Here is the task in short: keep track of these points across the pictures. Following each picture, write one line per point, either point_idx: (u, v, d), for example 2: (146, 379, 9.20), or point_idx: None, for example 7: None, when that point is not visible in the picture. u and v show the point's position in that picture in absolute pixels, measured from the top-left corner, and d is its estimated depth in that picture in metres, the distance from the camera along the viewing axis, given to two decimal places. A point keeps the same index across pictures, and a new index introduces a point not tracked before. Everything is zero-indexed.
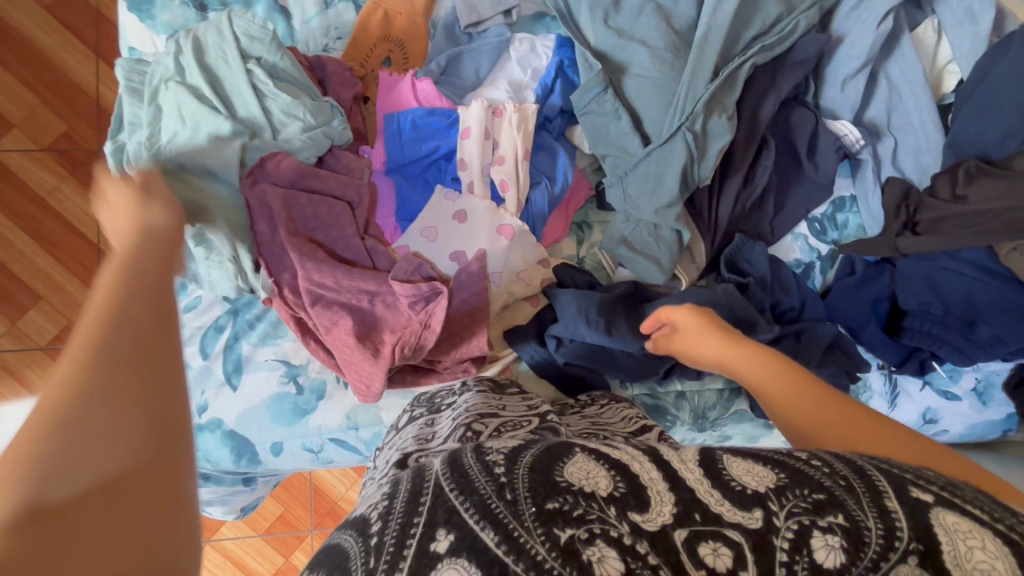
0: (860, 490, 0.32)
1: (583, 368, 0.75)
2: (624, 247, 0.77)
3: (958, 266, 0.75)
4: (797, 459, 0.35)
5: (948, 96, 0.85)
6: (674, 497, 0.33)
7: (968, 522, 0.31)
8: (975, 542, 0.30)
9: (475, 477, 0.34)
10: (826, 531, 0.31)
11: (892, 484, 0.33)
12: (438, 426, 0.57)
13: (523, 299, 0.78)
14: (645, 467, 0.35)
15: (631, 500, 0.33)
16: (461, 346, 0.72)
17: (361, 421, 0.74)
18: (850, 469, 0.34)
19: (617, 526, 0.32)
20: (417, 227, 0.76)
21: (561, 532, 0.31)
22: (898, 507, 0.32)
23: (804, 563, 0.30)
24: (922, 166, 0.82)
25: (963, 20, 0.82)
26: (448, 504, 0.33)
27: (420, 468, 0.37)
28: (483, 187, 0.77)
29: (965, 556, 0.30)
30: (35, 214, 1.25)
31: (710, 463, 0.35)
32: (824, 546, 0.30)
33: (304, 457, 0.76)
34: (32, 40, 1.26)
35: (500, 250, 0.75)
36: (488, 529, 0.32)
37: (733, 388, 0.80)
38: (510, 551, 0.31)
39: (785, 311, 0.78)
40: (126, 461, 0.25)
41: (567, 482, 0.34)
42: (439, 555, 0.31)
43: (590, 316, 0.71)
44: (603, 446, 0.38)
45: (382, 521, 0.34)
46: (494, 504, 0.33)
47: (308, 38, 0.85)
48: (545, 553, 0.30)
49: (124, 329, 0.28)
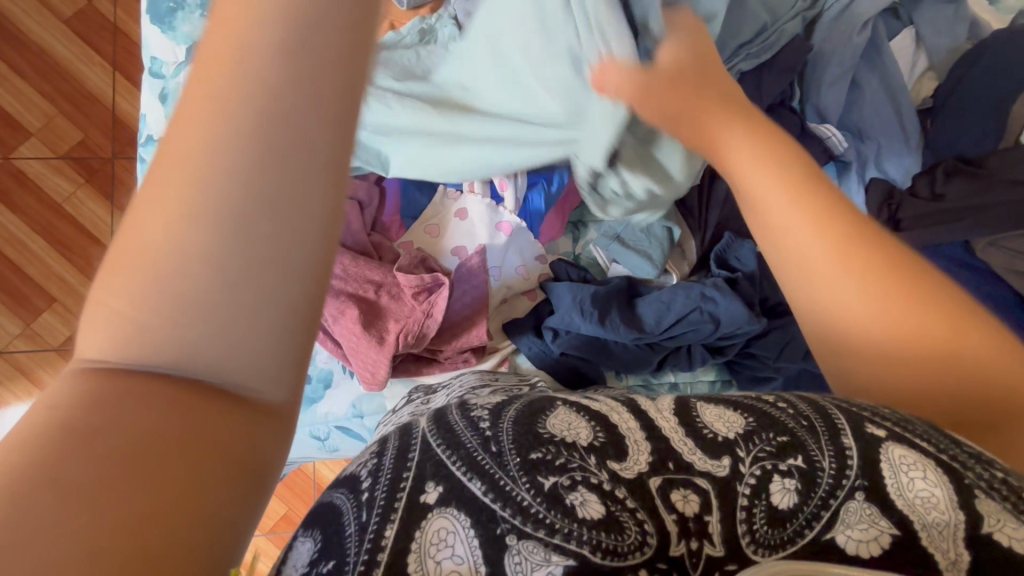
0: (822, 431, 0.37)
1: (578, 358, 0.79)
2: (616, 243, 0.81)
3: (938, 261, 0.81)
4: (766, 403, 0.40)
5: (926, 101, 0.89)
6: (650, 447, 0.37)
7: (914, 455, 0.36)
8: (918, 473, 0.36)
9: (462, 433, 0.38)
10: (784, 475, 0.35)
11: (850, 421, 0.38)
12: (432, 402, 0.62)
13: (521, 293, 0.82)
14: (623, 417, 0.39)
15: (611, 450, 0.37)
16: (462, 337, 0.76)
17: (366, 409, 0.78)
18: (814, 410, 0.38)
19: (597, 473, 0.35)
20: (422, 224, 0.81)
21: (544, 480, 0.35)
22: (853, 443, 0.37)
23: (763, 506, 0.35)
24: (904, 167, 0.85)
25: (938, 30, 0.86)
26: (436, 459, 0.37)
27: (406, 428, 0.41)
28: (484, 187, 0.80)
29: (907, 486, 0.35)
30: (51, 219, 1.30)
31: (685, 413, 0.39)
32: (780, 489, 0.35)
33: (312, 445, 0.81)
34: (49, 52, 1.31)
35: (499, 245, 0.80)
36: (476, 479, 0.36)
37: (725, 379, 0.84)
38: (497, 498, 0.35)
39: (772, 305, 0.83)
40: (208, 367, 0.28)
41: (550, 434, 0.37)
42: (429, 506, 0.35)
43: (585, 307, 0.75)
44: (583, 401, 0.41)
45: (372, 478, 0.37)
46: (480, 457, 0.37)
47: None
48: (530, 498, 0.35)
49: (238, 196, 0.26)
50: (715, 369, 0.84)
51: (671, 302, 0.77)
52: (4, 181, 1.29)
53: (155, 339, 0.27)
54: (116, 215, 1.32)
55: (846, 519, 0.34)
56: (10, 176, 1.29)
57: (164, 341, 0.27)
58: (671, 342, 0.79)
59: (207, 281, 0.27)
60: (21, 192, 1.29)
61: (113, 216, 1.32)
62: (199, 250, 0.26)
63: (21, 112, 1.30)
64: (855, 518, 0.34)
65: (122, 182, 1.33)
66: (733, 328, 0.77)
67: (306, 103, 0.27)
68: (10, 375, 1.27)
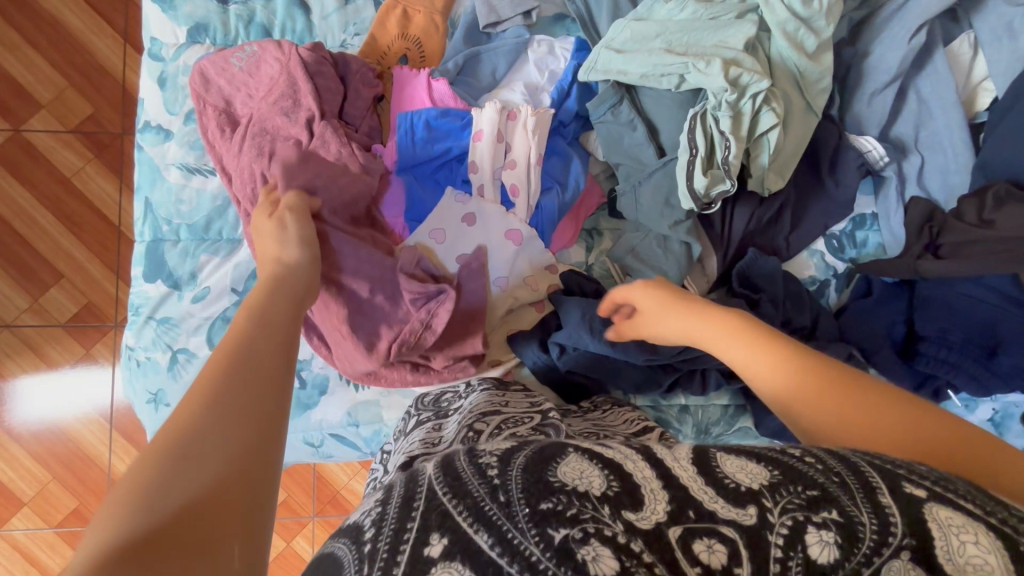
0: (855, 486, 0.35)
1: (584, 376, 0.75)
2: (631, 256, 0.76)
3: (979, 293, 0.73)
4: (792, 455, 0.38)
5: (980, 115, 0.82)
6: (667, 495, 0.35)
7: (962, 517, 0.33)
8: (969, 537, 0.32)
9: (469, 479, 0.37)
10: (820, 527, 0.33)
11: (884, 478, 0.35)
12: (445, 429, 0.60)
13: (528, 304, 0.78)
14: (639, 466, 0.38)
15: (625, 500, 0.35)
16: (457, 344, 0.73)
17: (362, 418, 0.75)
18: (844, 465, 0.36)
19: (611, 525, 0.34)
20: (426, 227, 0.75)
21: (555, 533, 0.33)
22: (892, 502, 0.34)
23: (799, 558, 0.32)
24: (948, 186, 0.80)
25: (1001, 36, 0.78)
26: (441, 508, 0.35)
27: (413, 473, 0.40)
28: (494, 192, 0.75)
29: (957, 549, 0.32)
30: (59, 194, 1.28)
31: (703, 461, 0.38)
32: (819, 541, 0.33)
33: (304, 451, 0.77)
34: (60, 22, 1.28)
35: (507, 254, 0.75)
36: (482, 531, 0.34)
37: (738, 405, 0.80)
38: (504, 552, 0.33)
39: (796, 330, 0.76)
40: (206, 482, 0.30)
41: (561, 483, 0.36)
42: (433, 560, 0.33)
43: (594, 324, 0.71)
44: (597, 446, 0.40)
45: (374, 529, 0.36)
46: (487, 506, 0.35)
47: (326, 33, 0.82)
48: (539, 554, 0.33)
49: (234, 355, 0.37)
50: (729, 394, 0.79)
51: None
52: (13, 153, 1.27)
53: (167, 473, 0.29)
54: (124, 192, 1.30)
55: None
56: (19, 148, 1.27)
57: (171, 474, 0.29)
58: (686, 364, 0.74)
59: (204, 417, 0.32)
60: (30, 164, 1.27)
61: (121, 192, 1.30)
62: (208, 394, 0.34)
63: (31, 82, 1.27)
64: None
65: (130, 159, 1.31)
66: None
67: (276, 317, 0.44)
68: (16, 348, 1.26)
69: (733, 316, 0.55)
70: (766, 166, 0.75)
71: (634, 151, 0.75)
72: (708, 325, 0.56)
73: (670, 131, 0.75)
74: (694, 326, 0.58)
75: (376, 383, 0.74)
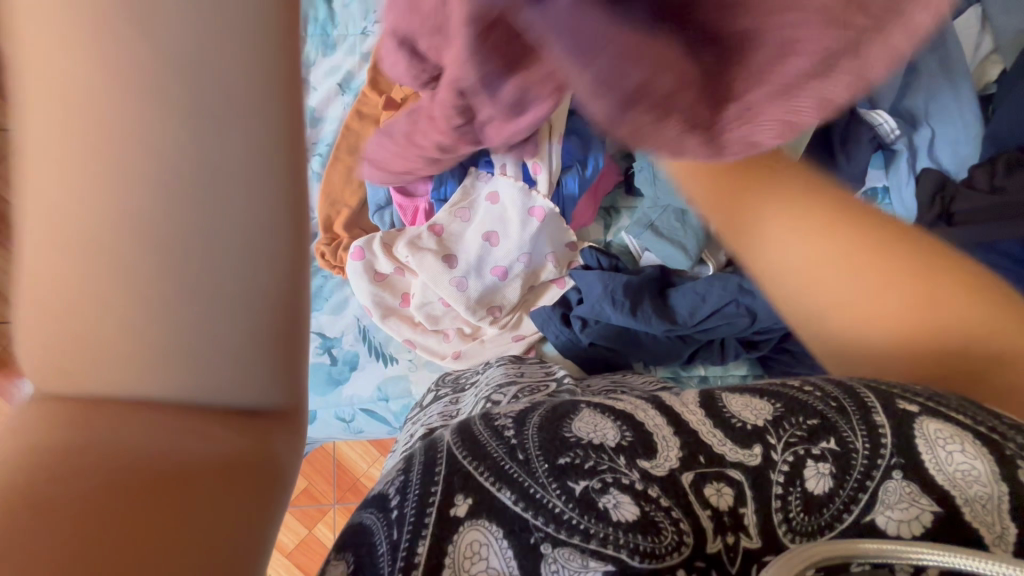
0: (851, 411, 0.37)
1: (607, 348, 0.76)
2: (650, 232, 0.77)
3: (995, 258, 0.74)
4: (792, 387, 0.40)
5: (989, 86, 0.84)
6: (679, 442, 0.37)
7: (950, 428, 0.36)
8: (955, 446, 0.35)
9: (487, 441, 0.39)
10: (818, 459, 0.36)
11: (880, 398, 0.38)
12: (461, 404, 0.62)
13: (549, 280, 0.81)
14: (650, 415, 0.40)
15: (640, 448, 0.37)
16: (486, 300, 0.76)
17: (392, 393, 0.78)
18: (841, 391, 0.39)
19: (628, 473, 0.36)
20: (450, 207, 0.76)
21: (575, 485, 0.36)
22: (884, 421, 0.37)
23: (797, 492, 0.35)
24: (959, 157, 0.82)
25: (1008, 8, 0.80)
26: (463, 471, 0.37)
27: (431, 441, 0.41)
28: (516, 169, 0.75)
29: (945, 460, 0.35)
30: None
31: (711, 405, 0.40)
32: (815, 474, 0.35)
33: (336, 426, 0.80)
34: None
35: (530, 231, 0.75)
36: (505, 488, 0.36)
37: (756, 375, 0.81)
38: (528, 507, 0.35)
39: None
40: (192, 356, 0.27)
41: (576, 437, 0.38)
42: (459, 519, 0.35)
43: (616, 297, 0.73)
44: (608, 401, 0.42)
45: (400, 495, 0.37)
46: (507, 464, 0.37)
47: (348, 21, 0.89)
48: (562, 505, 0.35)
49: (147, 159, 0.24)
50: (746, 364, 0.81)
51: (705, 296, 0.74)
52: None
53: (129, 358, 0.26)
54: None
55: (885, 500, 0.34)
56: None
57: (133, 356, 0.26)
58: (705, 334, 0.76)
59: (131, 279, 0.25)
60: None
61: None
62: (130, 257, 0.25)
63: None
64: (895, 498, 0.34)
65: None
66: (769, 323, 0.73)
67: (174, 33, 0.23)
68: None
69: (829, 210, 0.45)
70: None
71: None
72: (809, 251, 0.45)
73: None
74: (791, 255, 0.45)
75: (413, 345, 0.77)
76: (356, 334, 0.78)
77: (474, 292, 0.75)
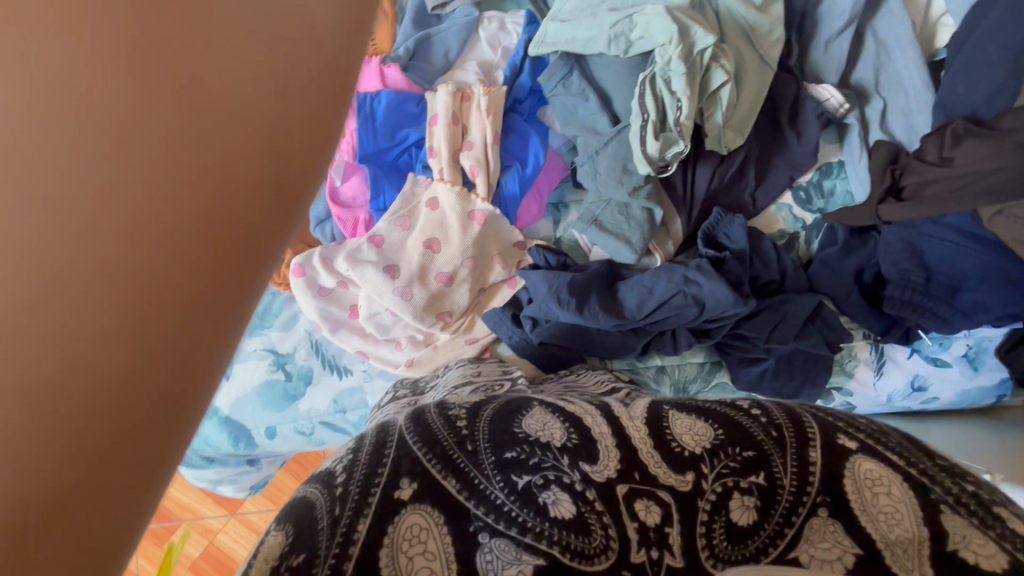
0: (789, 445, 0.37)
1: (560, 347, 0.75)
2: (593, 227, 0.76)
3: (940, 231, 0.73)
4: (739, 410, 0.40)
5: (939, 52, 0.82)
6: (619, 454, 0.37)
7: (882, 470, 0.36)
8: (882, 488, 0.35)
9: (437, 427, 0.38)
10: (744, 493, 0.35)
11: (822, 431, 0.38)
12: (423, 399, 0.61)
13: (500, 281, 0.80)
14: (597, 421, 0.39)
15: (583, 452, 0.37)
16: (435, 307, 0.75)
17: (347, 403, 0.77)
18: (787, 419, 0.39)
19: (570, 472, 0.35)
20: (391, 217, 0.76)
21: (517, 479, 0.35)
22: (817, 456, 0.37)
23: (721, 522, 0.34)
24: (911, 127, 0.80)
25: None
26: (412, 456, 0.36)
27: (384, 425, 0.40)
28: (454, 173, 0.76)
29: (871, 501, 0.35)
30: None
31: (654, 424, 0.39)
32: (739, 507, 0.35)
33: (298, 440, 0.80)
34: None
35: (472, 234, 0.75)
36: (450, 477, 0.35)
37: (715, 360, 0.81)
38: (471, 496, 0.35)
39: (765, 284, 0.79)
40: None
41: (525, 433, 0.38)
42: (403, 502, 0.34)
43: (561, 295, 0.72)
44: (560, 401, 0.42)
45: (346, 473, 0.36)
46: (456, 454, 0.36)
47: None
48: (503, 497, 0.34)
49: None
50: (704, 351, 0.81)
51: (652, 289, 0.74)
52: None
53: None
54: None
55: (809, 538, 0.34)
56: None
57: None
58: (656, 326, 0.76)
59: None
60: None
61: None
62: None
63: None
64: (819, 536, 0.34)
65: None
66: (718, 312, 0.73)
67: None
68: None
69: None
70: (722, 125, 0.76)
71: (591, 120, 0.77)
72: None
73: (621, 98, 0.76)
74: None
75: (366, 358, 0.77)
76: (308, 348, 0.79)
77: (419, 300, 0.74)
